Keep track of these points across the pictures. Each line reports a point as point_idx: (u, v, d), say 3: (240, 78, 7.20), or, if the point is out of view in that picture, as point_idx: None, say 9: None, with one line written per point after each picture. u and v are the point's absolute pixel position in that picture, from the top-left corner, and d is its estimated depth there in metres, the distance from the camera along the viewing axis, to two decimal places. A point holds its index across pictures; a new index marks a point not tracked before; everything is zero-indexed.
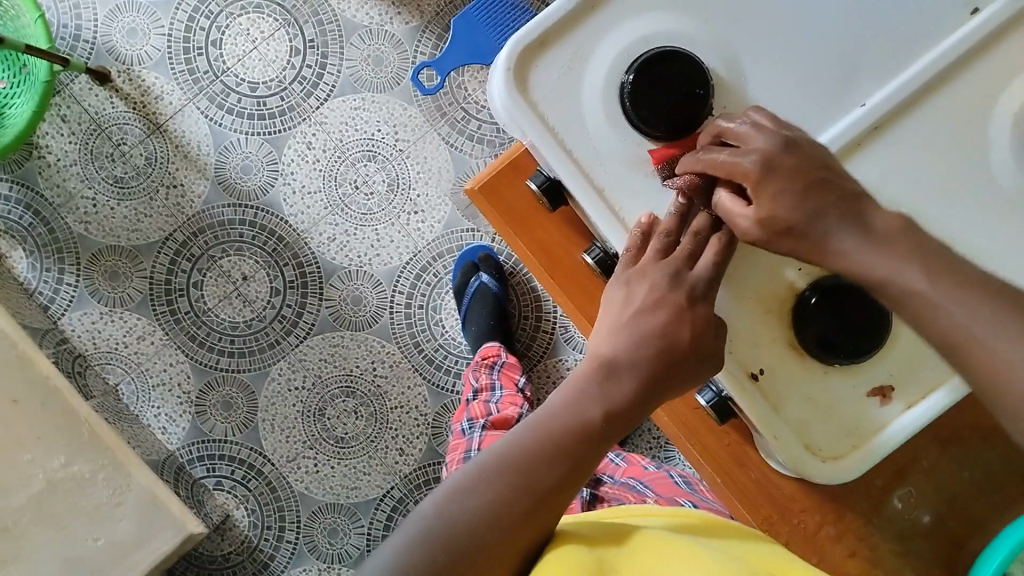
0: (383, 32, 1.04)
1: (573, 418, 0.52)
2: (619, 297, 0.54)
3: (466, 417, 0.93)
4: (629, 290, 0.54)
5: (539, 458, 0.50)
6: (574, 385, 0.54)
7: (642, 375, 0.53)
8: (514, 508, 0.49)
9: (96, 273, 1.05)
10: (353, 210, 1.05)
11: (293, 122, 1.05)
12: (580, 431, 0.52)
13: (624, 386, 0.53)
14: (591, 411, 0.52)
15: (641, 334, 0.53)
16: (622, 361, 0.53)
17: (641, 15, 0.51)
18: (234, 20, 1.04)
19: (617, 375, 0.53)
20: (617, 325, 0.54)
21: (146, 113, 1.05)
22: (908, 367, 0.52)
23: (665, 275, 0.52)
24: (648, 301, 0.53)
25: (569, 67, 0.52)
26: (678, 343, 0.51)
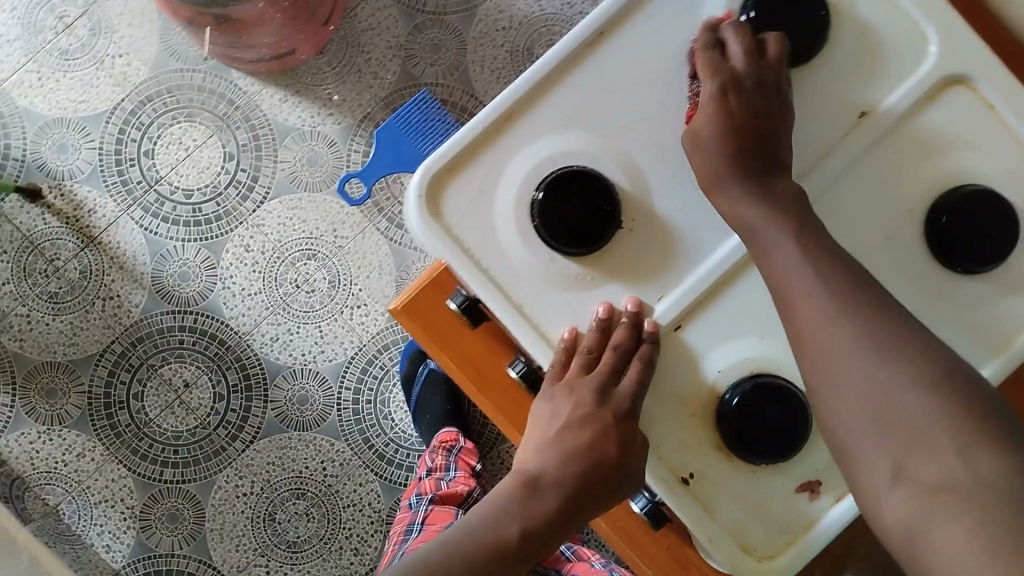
0: (316, 133, 1.06)
1: (488, 535, 0.50)
2: (547, 411, 0.55)
3: (415, 493, 0.93)
4: (555, 408, 0.55)
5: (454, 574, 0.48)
6: (494, 500, 0.53)
7: (564, 492, 0.53)
8: None
9: (32, 391, 1.03)
10: (294, 309, 1.05)
11: (230, 227, 1.05)
12: (495, 547, 0.50)
13: (543, 502, 0.52)
14: (508, 527, 0.51)
15: (570, 451, 0.53)
16: (546, 478, 0.53)
17: (546, 135, 0.55)
18: (166, 130, 1.05)
19: (538, 492, 0.53)
20: (541, 441, 0.55)
21: (79, 226, 1.04)
22: (837, 463, 0.54)
23: (592, 393, 0.53)
24: (573, 418, 0.54)
25: (479, 188, 0.55)
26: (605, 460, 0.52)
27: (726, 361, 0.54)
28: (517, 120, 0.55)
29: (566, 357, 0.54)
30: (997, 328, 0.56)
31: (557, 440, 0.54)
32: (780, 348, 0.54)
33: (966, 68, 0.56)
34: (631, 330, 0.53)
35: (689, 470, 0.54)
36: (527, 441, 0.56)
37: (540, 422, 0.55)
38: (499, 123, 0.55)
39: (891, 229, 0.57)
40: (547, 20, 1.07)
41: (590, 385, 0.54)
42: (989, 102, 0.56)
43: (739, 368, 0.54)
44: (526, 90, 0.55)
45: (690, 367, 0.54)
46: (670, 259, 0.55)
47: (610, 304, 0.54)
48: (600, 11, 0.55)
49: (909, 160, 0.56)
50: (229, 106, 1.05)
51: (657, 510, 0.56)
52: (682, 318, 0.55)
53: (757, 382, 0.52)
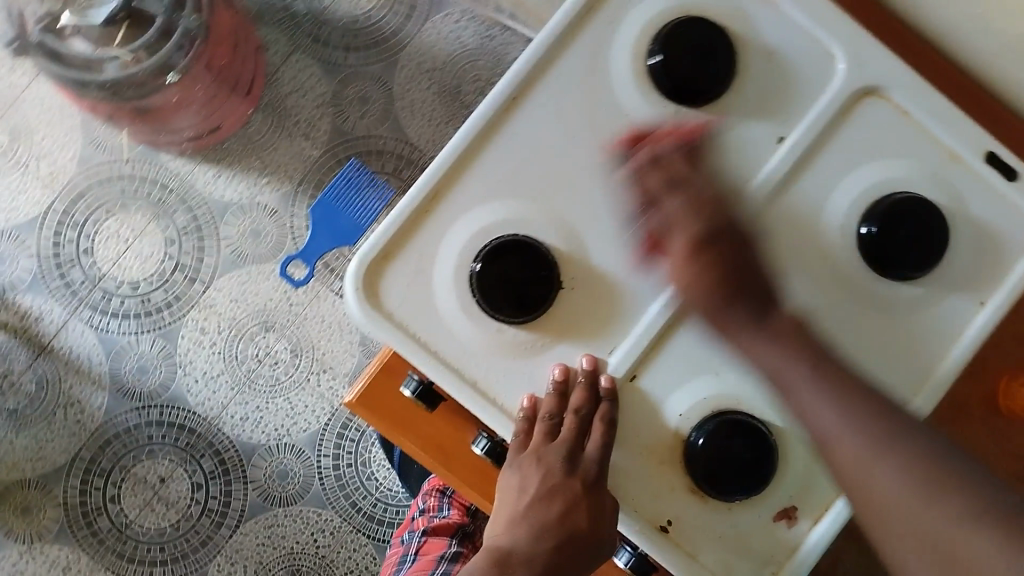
0: (255, 203, 1.04)
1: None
2: (515, 483, 0.53)
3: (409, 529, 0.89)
4: (523, 480, 0.53)
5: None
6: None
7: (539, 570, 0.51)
8: None
9: (7, 512, 1.00)
10: (260, 384, 1.03)
11: (183, 312, 1.03)
12: None
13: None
14: None
15: (539, 528, 0.52)
16: (520, 555, 0.52)
17: (476, 207, 0.54)
18: (102, 225, 1.03)
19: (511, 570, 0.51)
20: (512, 517, 0.53)
21: (29, 337, 1.02)
22: (810, 484, 0.54)
23: (560, 462, 0.52)
24: (541, 492, 0.53)
25: (415, 268, 0.54)
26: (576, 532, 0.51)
27: (685, 404, 0.54)
28: (444, 196, 0.55)
29: (526, 426, 0.53)
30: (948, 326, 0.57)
31: (526, 516, 0.53)
32: (737, 382, 0.54)
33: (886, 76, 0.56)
34: (588, 389, 0.52)
35: (666, 517, 0.53)
36: (496, 517, 0.54)
37: (509, 496, 0.53)
38: (426, 203, 0.54)
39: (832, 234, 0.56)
40: (471, 55, 1.06)
41: (558, 452, 0.53)
42: (903, 109, 0.56)
43: (699, 409, 0.54)
44: (450, 164, 0.54)
45: (653, 416, 0.54)
46: (617, 312, 0.54)
47: (565, 364, 0.54)
48: (511, 75, 0.55)
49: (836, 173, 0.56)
50: (163, 191, 1.03)
51: (642, 560, 0.55)
52: (637, 367, 0.54)
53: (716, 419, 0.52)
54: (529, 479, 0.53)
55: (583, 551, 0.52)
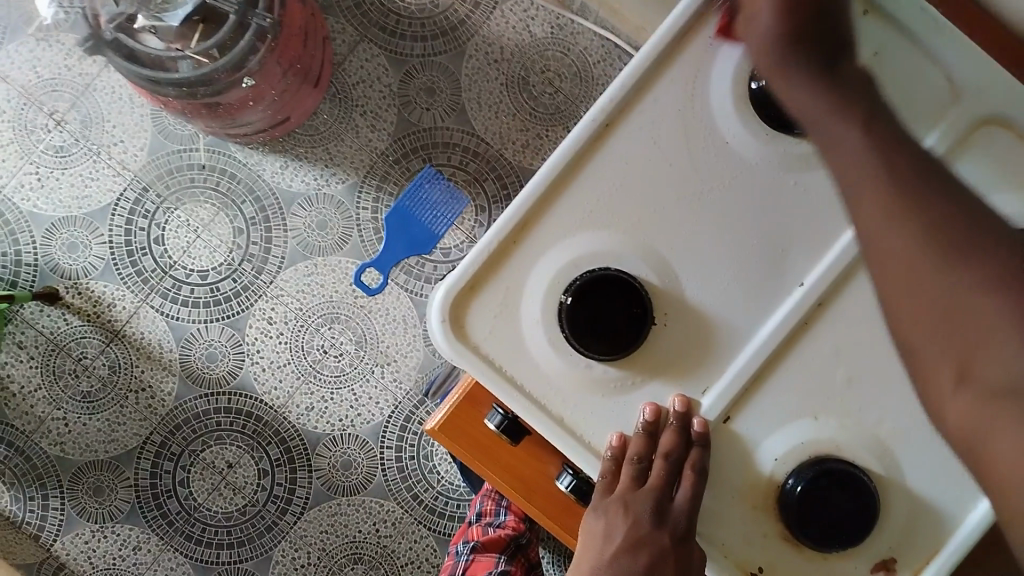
0: (321, 195, 1.04)
1: None
2: (601, 529, 0.53)
3: (464, 539, 0.89)
4: (609, 527, 0.53)
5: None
6: None
7: None
8: None
9: (80, 492, 1.03)
10: (325, 375, 1.04)
11: (249, 302, 1.04)
12: None
13: None
14: None
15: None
16: None
17: (564, 239, 0.53)
18: (172, 214, 1.03)
19: None
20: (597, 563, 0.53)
21: (101, 322, 1.04)
22: (910, 538, 0.53)
23: (649, 510, 0.53)
24: (627, 541, 0.53)
25: (502, 301, 0.53)
26: None
27: (782, 448, 0.53)
28: (533, 226, 0.53)
29: (615, 468, 0.53)
30: None
31: (614, 564, 0.53)
32: (836, 428, 0.53)
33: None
34: (679, 432, 0.52)
35: (757, 565, 0.53)
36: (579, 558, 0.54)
37: (594, 540, 0.53)
38: (514, 233, 0.53)
39: None
40: (540, 46, 1.03)
41: (648, 501, 0.53)
42: None
43: (796, 453, 0.53)
44: (539, 193, 0.53)
45: (745, 459, 0.53)
46: (709, 351, 0.54)
47: (656, 404, 0.53)
48: (604, 100, 0.53)
49: None
50: (231, 181, 1.04)
51: None
52: (730, 408, 0.54)
53: (814, 470, 0.51)
54: (616, 525, 0.53)
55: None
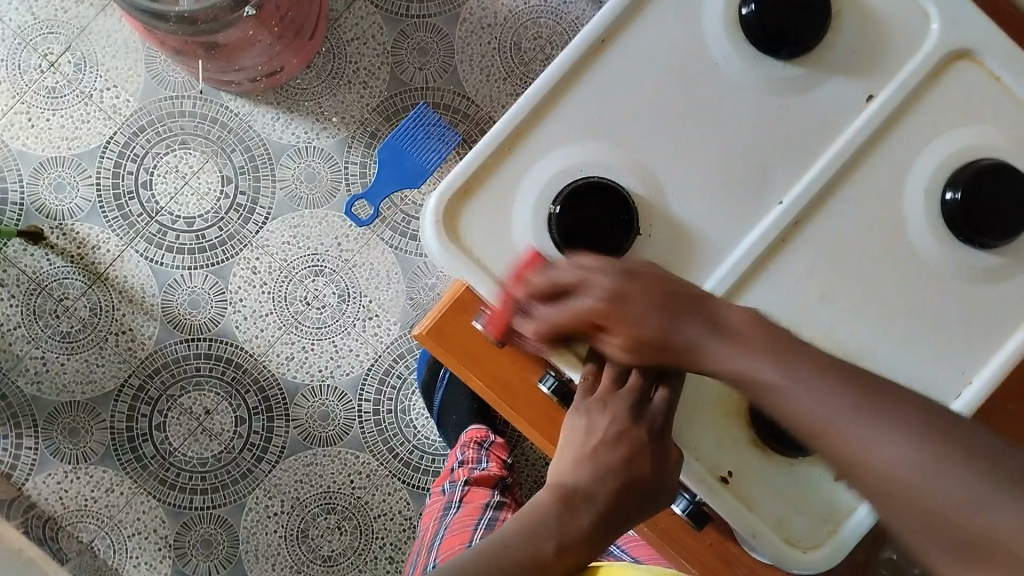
0: (311, 147, 1.05)
1: (521, 552, 0.53)
2: (582, 427, 0.57)
3: (447, 483, 0.91)
4: (590, 421, 0.56)
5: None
6: (528, 515, 0.56)
7: (598, 510, 0.56)
8: None
9: (55, 432, 1.03)
10: (307, 325, 1.05)
11: (235, 250, 1.05)
12: (525, 563, 0.52)
13: (578, 519, 0.55)
14: (542, 544, 0.54)
15: (604, 469, 0.56)
16: (581, 493, 0.56)
17: (556, 150, 0.57)
18: (162, 160, 1.04)
19: (573, 508, 0.55)
20: (579, 457, 0.57)
21: (85, 264, 1.04)
22: None
23: (627, 410, 0.55)
24: (609, 435, 0.56)
25: (495, 206, 0.57)
26: (637, 477, 0.55)
27: None
28: (526, 136, 0.58)
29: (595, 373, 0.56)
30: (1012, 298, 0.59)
31: (593, 455, 0.56)
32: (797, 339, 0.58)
33: (974, 44, 0.58)
34: None
35: (726, 469, 0.57)
36: (562, 454, 0.58)
37: (575, 436, 0.57)
38: (509, 140, 0.57)
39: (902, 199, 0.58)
40: (534, 13, 1.06)
41: (625, 403, 0.55)
42: (995, 76, 0.58)
43: None
44: (534, 104, 0.57)
45: None
46: (685, 264, 0.58)
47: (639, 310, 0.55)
48: (601, 19, 0.57)
49: (922, 139, 0.58)
50: (222, 130, 1.05)
51: (698, 509, 0.59)
52: None
53: None
54: (596, 419, 0.56)
55: (649, 490, 0.56)
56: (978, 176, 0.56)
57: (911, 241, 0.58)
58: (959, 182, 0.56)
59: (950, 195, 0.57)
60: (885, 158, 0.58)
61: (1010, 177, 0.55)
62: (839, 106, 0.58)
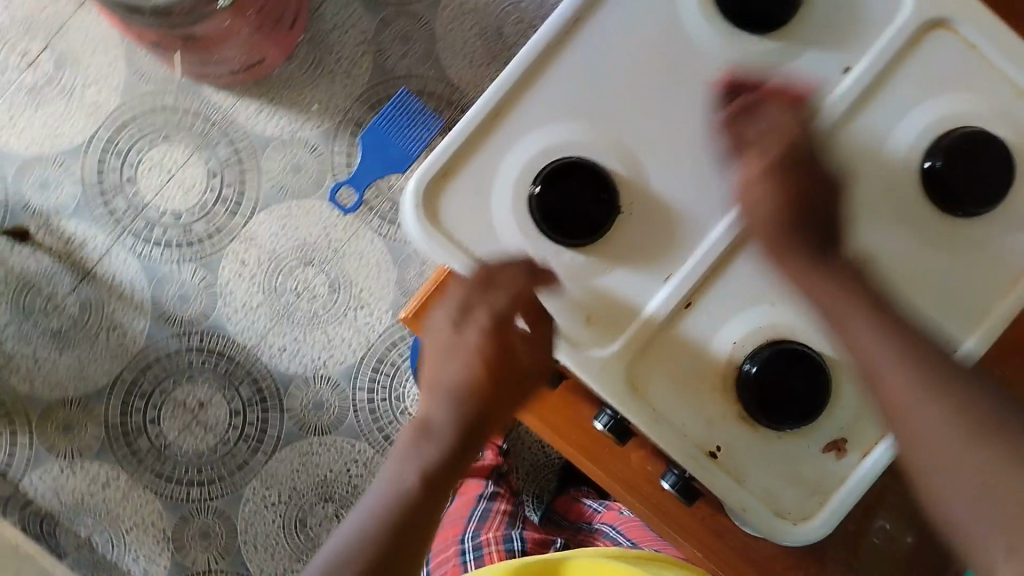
0: (296, 138, 1.05)
1: (392, 495, 0.57)
2: (449, 344, 0.57)
3: None
4: (459, 338, 0.57)
5: (383, 539, 0.56)
6: (399, 454, 0.59)
7: (451, 423, 0.57)
8: None
9: (50, 428, 1.04)
10: (299, 316, 1.06)
11: (224, 243, 1.05)
12: (395, 505, 0.57)
13: (435, 442, 0.58)
14: (407, 476, 0.57)
15: (460, 381, 0.57)
16: (436, 419, 0.58)
17: (535, 132, 0.58)
18: (146, 155, 1.04)
19: (431, 432, 0.58)
20: (443, 379, 0.58)
21: (73, 261, 1.04)
22: (858, 423, 0.57)
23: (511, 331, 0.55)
24: (474, 346, 0.56)
25: (475, 189, 0.58)
26: (494, 376, 0.56)
27: (739, 331, 0.57)
28: (504, 119, 0.58)
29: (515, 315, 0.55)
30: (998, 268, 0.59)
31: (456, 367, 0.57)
32: (784, 313, 0.57)
33: (948, 12, 0.57)
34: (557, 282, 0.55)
35: (716, 442, 0.57)
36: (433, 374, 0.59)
37: (441, 354, 0.58)
38: (487, 122, 0.57)
39: (884, 171, 0.58)
40: None
41: (504, 320, 0.55)
42: (970, 42, 0.57)
43: (751, 338, 0.57)
44: (511, 87, 0.57)
45: (702, 344, 0.57)
46: (670, 241, 0.58)
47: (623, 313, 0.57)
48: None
49: (903, 108, 0.58)
50: (206, 123, 1.05)
51: (688, 484, 0.60)
52: (691, 293, 0.57)
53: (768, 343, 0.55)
54: (464, 336, 0.57)
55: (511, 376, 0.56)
56: (954, 154, 0.56)
57: (893, 212, 0.58)
58: (936, 152, 0.56)
59: (927, 163, 0.57)
60: (866, 129, 0.58)
61: (988, 148, 0.56)
62: (820, 79, 0.58)
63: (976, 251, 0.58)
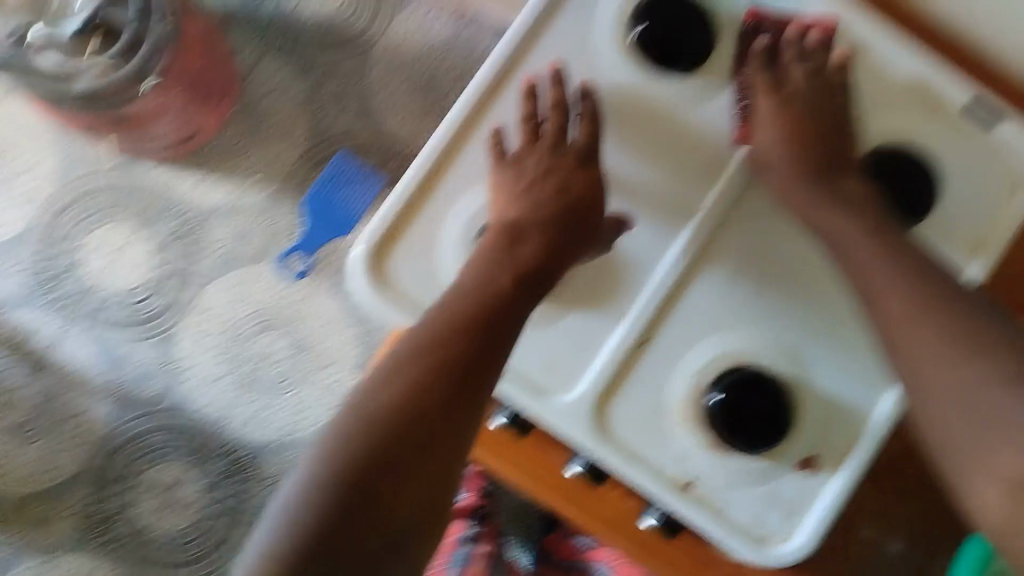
0: (243, 204, 1.04)
1: (480, 280, 0.53)
2: (512, 173, 0.57)
3: None
4: (520, 159, 0.58)
5: (468, 320, 0.52)
6: (476, 253, 0.55)
7: (543, 236, 0.56)
8: (432, 388, 0.49)
9: (23, 525, 1.02)
10: (263, 382, 1.04)
11: (180, 317, 1.04)
12: (478, 301, 0.52)
13: (526, 245, 0.55)
14: (497, 274, 0.54)
15: (539, 194, 0.57)
16: (524, 223, 0.56)
17: (473, 189, 0.59)
18: (91, 237, 1.03)
19: (520, 238, 0.55)
20: (519, 192, 0.57)
21: (30, 353, 1.03)
22: (827, 437, 0.57)
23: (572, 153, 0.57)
24: (537, 173, 0.57)
25: (420, 249, 0.58)
26: (575, 199, 0.56)
27: (698, 363, 0.57)
28: (441, 179, 0.59)
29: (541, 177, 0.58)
30: (943, 273, 0.59)
31: (529, 190, 0.57)
32: (741, 342, 0.57)
33: (852, 39, 0.60)
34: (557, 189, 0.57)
35: (689, 476, 0.57)
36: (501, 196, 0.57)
37: (511, 175, 0.57)
38: (424, 185, 0.58)
39: (818, 192, 0.59)
40: (446, 41, 1.06)
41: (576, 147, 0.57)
42: (877, 64, 0.60)
43: (710, 369, 0.57)
44: (444, 146, 0.58)
45: (659, 381, 0.57)
46: (616, 283, 0.59)
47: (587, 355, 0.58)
48: (494, 58, 0.59)
49: (831, 127, 0.59)
50: (150, 199, 1.04)
51: (669, 518, 0.60)
52: (643, 332, 0.58)
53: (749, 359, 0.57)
54: (526, 159, 0.58)
55: (581, 209, 0.56)
56: (881, 172, 0.60)
57: None
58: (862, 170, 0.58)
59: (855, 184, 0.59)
60: (796, 153, 0.59)
61: (912, 164, 0.58)
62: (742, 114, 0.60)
63: (920, 260, 0.59)
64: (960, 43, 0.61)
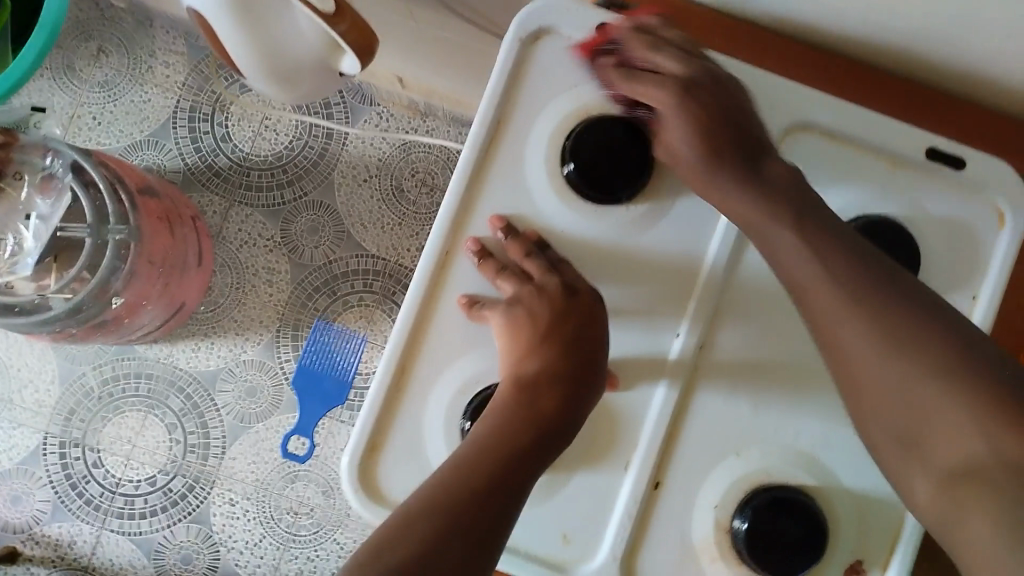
0: (242, 363, 1.03)
1: (503, 439, 0.50)
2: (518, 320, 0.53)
3: None
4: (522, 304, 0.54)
5: (491, 478, 0.48)
6: (496, 404, 0.52)
7: (562, 387, 0.53)
8: (449, 551, 0.45)
9: None
10: (303, 533, 1.02)
11: (206, 490, 1.02)
12: (504, 460, 0.49)
13: (549, 396, 0.52)
14: (523, 429, 0.50)
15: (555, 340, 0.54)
16: (542, 376, 0.53)
17: (445, 372, 0.54)
18: (103, 433, 1.02)
19: (540, 387, 0.52)
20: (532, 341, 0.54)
21: (67, 563, 1.01)
22: (867, 536, 0.53)
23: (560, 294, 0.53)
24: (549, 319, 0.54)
25: (407, 450, 0.54)
26: (589, 352, 0.53)
27: (719, 494, 0.53)
28: (411, 371, 0.54)
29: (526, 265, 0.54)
30: None
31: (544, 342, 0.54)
32: (760, 458, 0.53)
33: (800, 107, 0.56)
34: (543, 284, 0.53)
35: None
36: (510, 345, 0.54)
37: (523, 319, 0.54)
38: (394, 383, 0.54)
39: None
40: (403, 153, 1.06)
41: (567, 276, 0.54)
42: (828, 133, 0.56)
43: (733, 494, 0.52)
44: (405, 338, 0.54)
45: (684, 519, 0.53)
46: (613, 431, 0.54)
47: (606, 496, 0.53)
48: (436, 231, 0.55)
49: None
50: (151, 381, 1.03)
51: None
52: (657, 472, 0.54)
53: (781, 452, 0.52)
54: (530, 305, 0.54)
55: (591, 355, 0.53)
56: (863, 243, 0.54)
57: None
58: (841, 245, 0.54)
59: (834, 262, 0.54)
60: None
61: (888, 228, 0.54)
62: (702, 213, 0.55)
63: None
64: (900, 89, 0.59)
